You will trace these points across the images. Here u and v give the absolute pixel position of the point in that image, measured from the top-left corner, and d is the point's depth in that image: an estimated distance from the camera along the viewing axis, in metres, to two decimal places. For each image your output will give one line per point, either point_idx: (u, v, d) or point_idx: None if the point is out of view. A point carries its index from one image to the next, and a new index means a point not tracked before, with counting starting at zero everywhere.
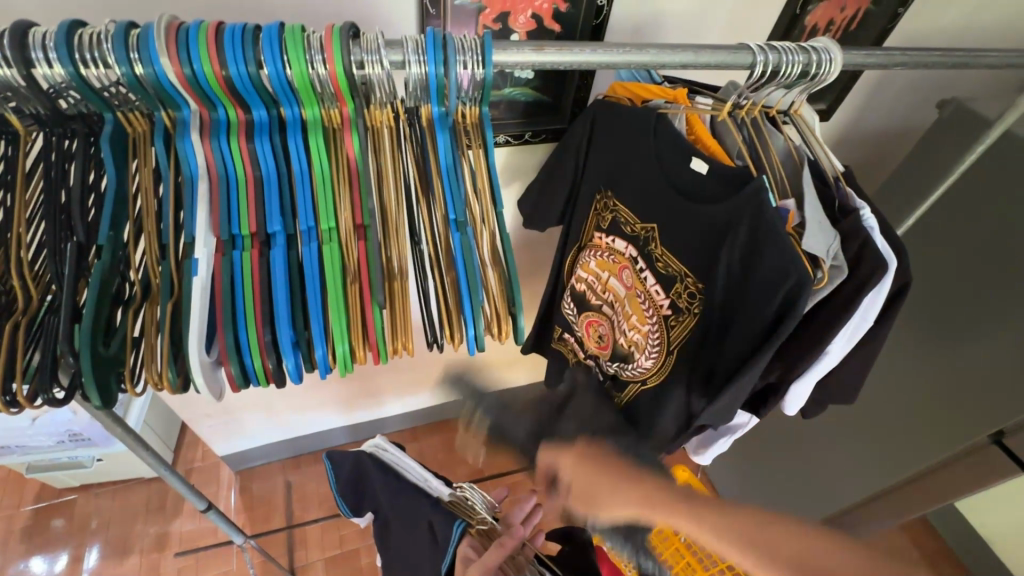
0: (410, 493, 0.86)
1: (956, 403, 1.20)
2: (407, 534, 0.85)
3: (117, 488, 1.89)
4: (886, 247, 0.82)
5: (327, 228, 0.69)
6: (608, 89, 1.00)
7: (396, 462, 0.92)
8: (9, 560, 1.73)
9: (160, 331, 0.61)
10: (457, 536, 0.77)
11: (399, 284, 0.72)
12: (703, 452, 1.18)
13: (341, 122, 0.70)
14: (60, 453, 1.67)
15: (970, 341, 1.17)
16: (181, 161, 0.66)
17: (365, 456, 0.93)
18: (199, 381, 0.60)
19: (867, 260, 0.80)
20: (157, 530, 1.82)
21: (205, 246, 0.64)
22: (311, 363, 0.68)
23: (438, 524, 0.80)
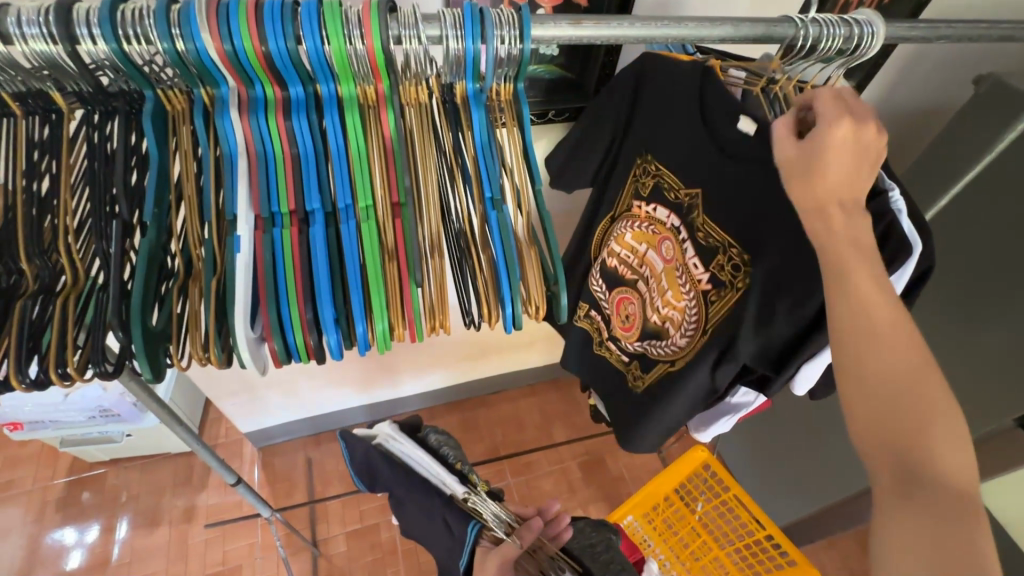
0: (419, 491, 0.84)
1: (974, 388, 1.18)
2: (420, 523, 0.87)
3: (146, 462, 1.95)
4: (913, 232, 0.79)
5: (365, 206, 0.69)
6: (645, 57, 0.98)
7: (406, 454, 0.88)
8: (45, 530, 1.80)
9: (206, 306, 0.62)
10: (471, 540, 0.79)
11: (436, 261, 0.72)
12: (705, 429, 1.19)
13: (377, 99, 0.70)
14: (91, 428, 1.72)
15: (990, 325, 1.14)
16: (220, 138, 0.66)
17: (373, 451, 0.88)
18: (246, 358, 0.61)
19: (892, 245, 0.78)
20: (185, 503, 1.88)
21: (247, 224, 0.64)
22: (351, 341, 0.68)
23: (452, 522, 0.81)
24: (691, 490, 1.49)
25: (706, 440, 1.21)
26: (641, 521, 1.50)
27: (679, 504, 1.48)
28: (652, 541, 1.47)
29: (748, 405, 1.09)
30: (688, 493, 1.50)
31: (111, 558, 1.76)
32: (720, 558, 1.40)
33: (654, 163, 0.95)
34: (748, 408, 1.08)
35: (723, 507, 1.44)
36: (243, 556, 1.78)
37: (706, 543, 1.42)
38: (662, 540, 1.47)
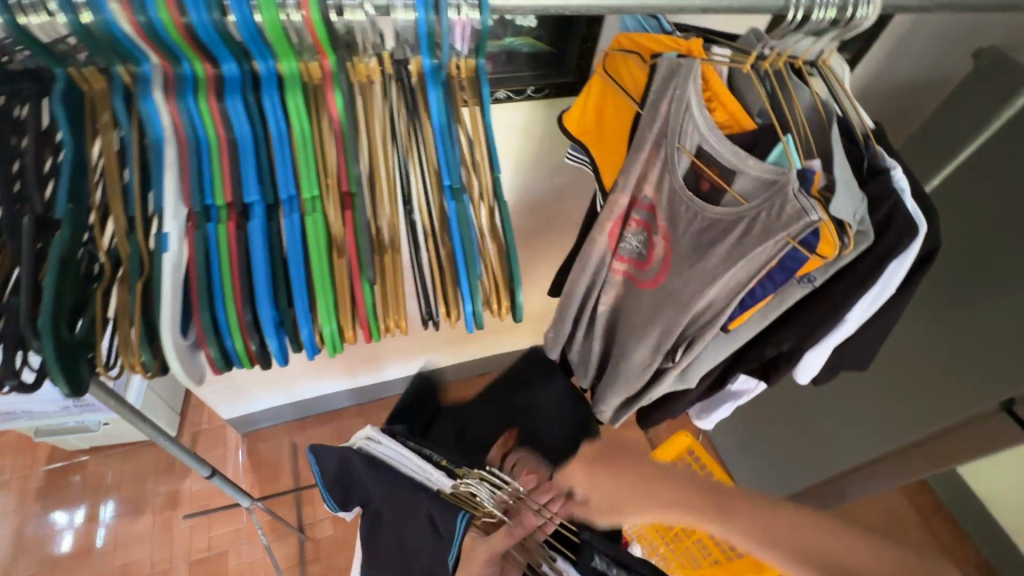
0: (402, 491, 0.76)
1: (970, 372, 1.11)
2: (399, 531, 0.74)
3: (129, 450, 1.89)
4: (916, 209, 0.74)
5: (310, 197, 0.63)
6: (598, 69, 0.91)
7: (390, 455, 0.83)
8: (26, 519, 1.75)
9: (132, 313, 0.56)
10: (460, 533, 0.67)
11: (390, 257, 0.67)
12: (707, 415, 1.15)
13: (323, 76, 0.63)
14: (67, 417, 1.65)
15: (985, 305, 1.08)
16: (144, 122, 0.59)
17: (350, 455, 0.82)
18: (175, 365, 0.56)
19: (896, 224, 0.73)
20: (169, 489, 1.83)
21: (175, 219, 0.58)
22: (297, 344, 0.63)
23: (437, 518, 0.69)
24: None
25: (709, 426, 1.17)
26: None
27: None
28: None
29: (749, 391, 1.06)
30: None
31: (95, 545, 1.72)
32: (703, 541, 1.29)
33: (630, 239, 0.92)
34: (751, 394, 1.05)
35: None
36: (229, 542, 1.74)
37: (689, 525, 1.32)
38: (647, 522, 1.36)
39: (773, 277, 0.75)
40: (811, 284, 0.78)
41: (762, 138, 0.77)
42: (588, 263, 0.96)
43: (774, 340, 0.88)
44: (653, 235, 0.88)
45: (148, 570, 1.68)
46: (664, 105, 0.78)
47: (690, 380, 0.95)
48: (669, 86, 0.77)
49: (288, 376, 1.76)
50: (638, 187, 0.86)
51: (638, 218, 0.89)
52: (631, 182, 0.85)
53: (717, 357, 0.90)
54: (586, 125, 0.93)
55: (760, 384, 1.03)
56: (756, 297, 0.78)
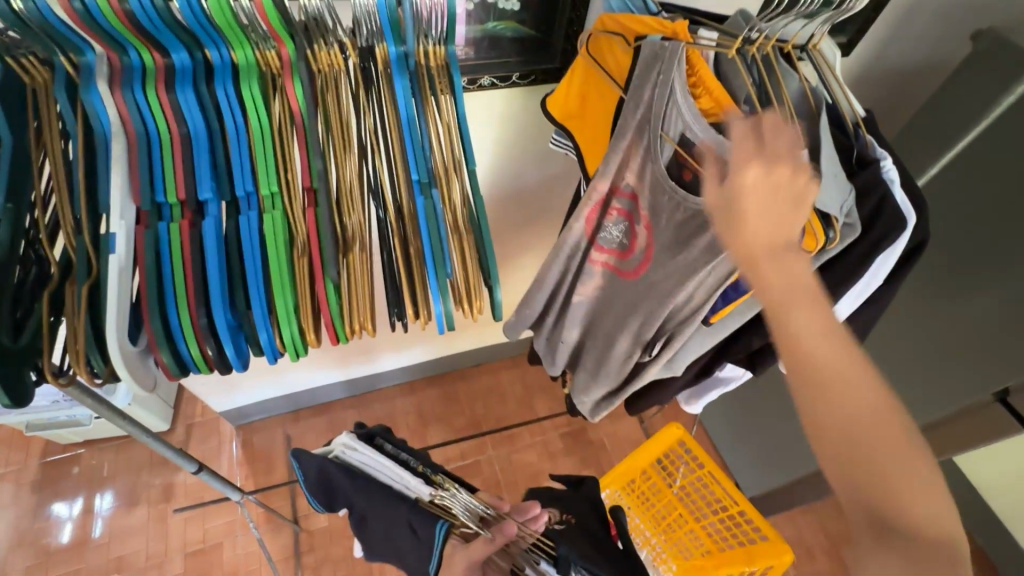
0: (381, 500, 0.70)
1: (954, 362, 1.04)
2: (383, 534, 0.70)
3: (122, 441, 1.60)
4: (906, 201, 0.70)
5: (269, 194, 0.61)
6: (586, 50, 0.85)
7: (368, 464, 0.75)
8: (23, 513, 1.49)
9: (78, 319, 0.53)
10: (440, 541, 0.64)
11: (357, 256, 0.63)
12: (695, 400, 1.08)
13: (281, 65, 0.60)
14: (58, 413, 1.43)
15: (963, 296, 1.02)
16: (90, 115, 0.56)
17: (331, 464, 0.72)
18: (122, 374, 0.53)
19: (885, 217, 0.69)
20: (164, 481, 1.55)
21: (123, 218, 0.55)
22: (258, 348, 0.61)
23: (418, 525, 0.66)
24: (668, 464, 1.33)
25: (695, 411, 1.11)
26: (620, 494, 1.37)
27: (656, 478, 1.33)
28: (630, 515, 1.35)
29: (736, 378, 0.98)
30: (666, 466, 1.34)
31: (92, 536, 1.46)
32: (696, 531, 1.26)
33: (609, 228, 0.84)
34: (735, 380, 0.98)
35: (698, 482, 1.30)
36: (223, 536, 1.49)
37: (683, 515, 1.29)
38: (641, 515, 1.33)
39: None
40: None
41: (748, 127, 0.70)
42: (560, 255, 0.88)
43: (760, 332, 0.82)
44: (635, 225, 0.81)
45: (143, 564, 1.43)
46: (648, 90, 0.71)
47: (678, 367, 0.90)
48: (653, 70, 0.70)
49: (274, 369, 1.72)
50: (620, 173, 0.78)
51: (619, 206, 0.82)
52: (612, 169, 0.78)
53: (701, 348, 0.85)
54: (570, 108, 0.88)
55: (748, 372, 0.94)
56: (741, 290, 0.74)
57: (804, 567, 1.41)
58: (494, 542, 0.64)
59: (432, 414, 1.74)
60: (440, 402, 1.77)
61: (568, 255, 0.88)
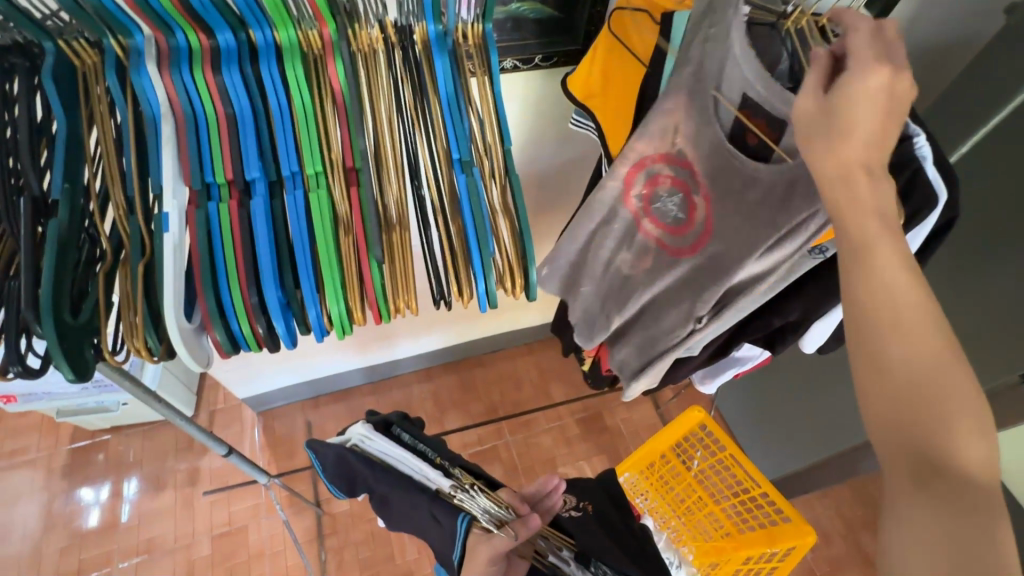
0: (401, 488, 0.68)
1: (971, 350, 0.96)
2: (408, 516, 0.70)
3: (149, 427, 1.63)
4: (939, 177, 0.63)
5: (314, 173, 0.61)
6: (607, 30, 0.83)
7: (387, 454, 0.72)
8: (53, 496, 1.52)
9: (135, 297, 0.55)
10: (463, 531, 0.64)
11: (399, 234, 0.64)
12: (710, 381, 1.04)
13: (323, 46, 0.61)
14: (87, 398, 1.44)
15: (986, 279, 0.94)
16: (140, 98, 0.57)
17: (350, 453, 0.71)
18: (181, 350, 0.54)
19: (918, 195, 0.62)
20: (190, 465, 1.58)
21: (175, 199, 0.57)
22: (305, 326, 0.62)
23: (439, 513, 0.65)
24: (686, 448, 1.33)
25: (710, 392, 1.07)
26: (638, 477, 1.36)
27: (675, 462, 1.33)
28: (648, 496, 1.35)
29: (753, 359, 0.93)
30: (684, 450, 1.34)
31: (120, 520, 1.49)
32: (716, 513, 1.26)
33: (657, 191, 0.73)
34: (751, 361, 0.94)
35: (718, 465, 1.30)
36: (248, 517, 1.50)
37: (702, 499, 1.29)
38: (658, 497, 1.34)
39: None
40: (823, 255, 0.62)
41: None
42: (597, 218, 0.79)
43: (780, 312, 0.74)
44: (692, 195, 0.71)
45: (171, 545, 1.46)
46: (695, 48, 0.65)
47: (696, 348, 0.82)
48: (706, 23, 0.63)
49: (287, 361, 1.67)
50: (668, 138, 0.70)
51: (670, 174, 0.72)
52: (656, 130, 0.70)
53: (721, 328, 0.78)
54: (591, 88, 0.85)
55: (766, 352, 0.90)
56: None
57: (821, 550, 1.41)
58: (516, 538, 0.64)
59: (448, 400, 1.76)
60: (455, 388, 1.78)
61: (608, 221, 0.79)
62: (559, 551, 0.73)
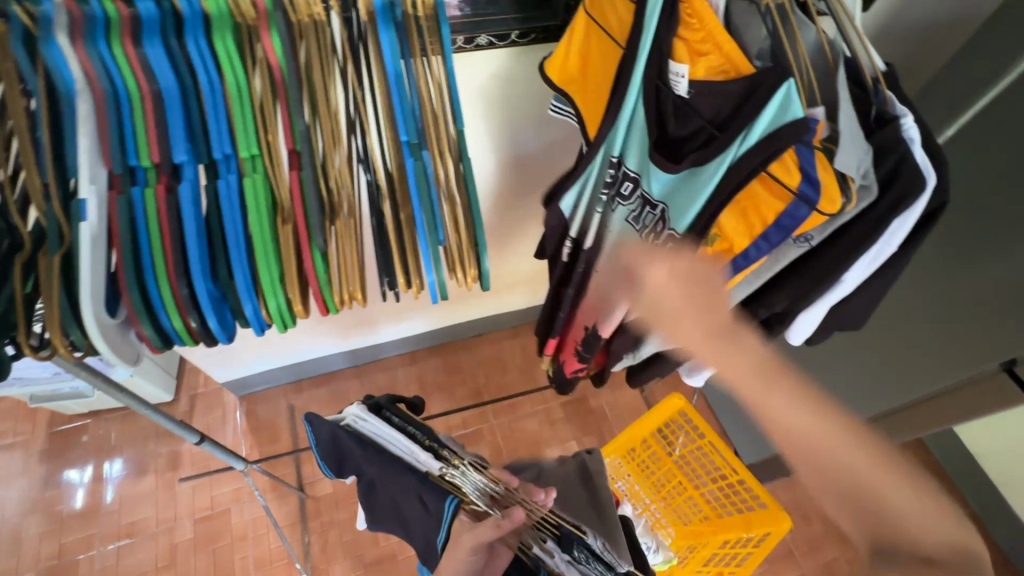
0: (391, 469, 0.64)
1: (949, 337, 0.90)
2: (392, 503, 0.66)
3: (127, 412, 1.56)
4: (926, 160, 0.60)
5: (249, 156, 0.58)
6: (582, 9, 0.76)
7: (379, 433, 0.68)
8: (33, 482, 1.46)
9: (51, 287, 0.50)
10: (451, 514, 0.61)
11: (344, 222, 0.61)
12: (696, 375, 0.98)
13: (256, 16, 0.55)
14: (62, 384, 1.37)
15: (971, 266, 0.85)
16: (52, 71, 0.52)
17: (343, 432, 0.66)
18: (101, 347, 0.51)
19: (901, 181, 0.59)
20: (171, 449, 1.52)
21: (93, 183, 0.52)
22: (243, 319, 0.59)
23: (429, 498, 0.62)
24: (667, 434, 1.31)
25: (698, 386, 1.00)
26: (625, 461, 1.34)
27: (656, 447, 1.31)
28: (632, 479, 1.32)
29: None
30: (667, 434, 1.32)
31: (103, 503, 1.43)
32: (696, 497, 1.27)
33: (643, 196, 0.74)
34: None
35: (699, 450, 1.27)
36: (230, 500, 1.44)
37: (682, 483, 1.28)
38: (640, 482, 1.32)
39: (767, 237, 0.63)
40: (807, 245, 0.66)
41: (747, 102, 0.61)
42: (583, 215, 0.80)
43: (765, 302, 0.74)
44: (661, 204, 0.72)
45: (154, 529, 1.40)
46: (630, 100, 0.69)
47: None
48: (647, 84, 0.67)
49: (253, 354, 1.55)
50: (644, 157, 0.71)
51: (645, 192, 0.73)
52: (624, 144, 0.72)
53: None
54: (570, 74, 0.79)
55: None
56: (749, 259, 0.66)
57: (800, 531, 1.39)
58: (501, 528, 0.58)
59: (433, 383, 1.73)
60: (441, 370, 1.76)
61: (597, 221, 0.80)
62: (543, 542, 0.64)
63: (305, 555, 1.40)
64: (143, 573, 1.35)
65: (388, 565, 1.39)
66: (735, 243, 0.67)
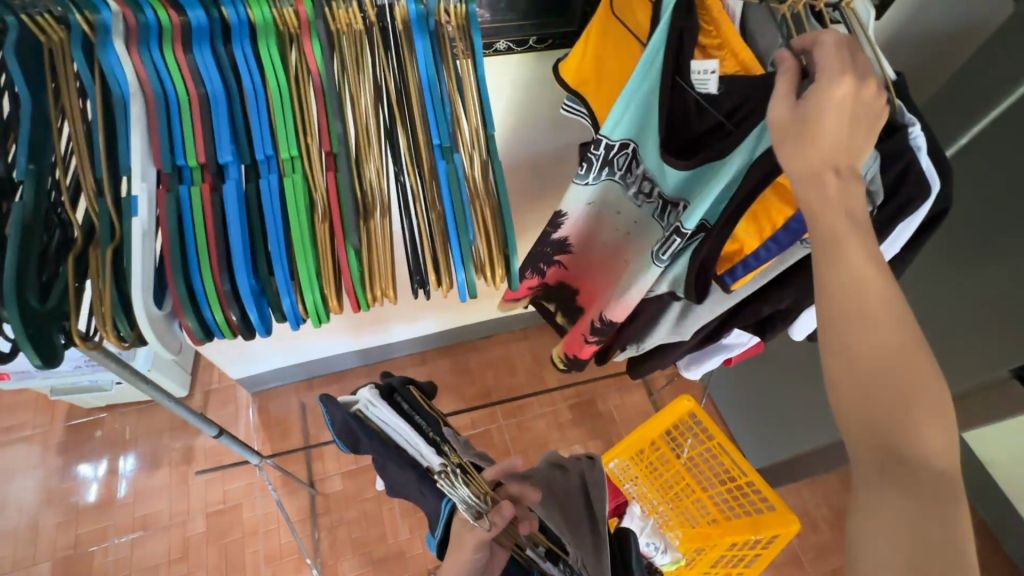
0: (397, 463, 0.67)
1: (961, 346, 0.91)
2: (403, 488, 0.70)
3: (143, 406, 1.59)
4: (932, 168, 0.61)
5: (289, 157, 0.60)
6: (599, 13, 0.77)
7: (387, 423, 0.70)
8: (51, 473, 1.50)
9: (103, 279, 0.53)
10: (446, 515, 0.64)
11: (377, 221, 0.63)
12: (695, 366, 1.01)
13: (299, 24, 0.59)
14: (81, 376, 1.40)
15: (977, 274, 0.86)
16: (107, 75, 0.55)
17: (354, 421, 0.67)
18: (149, 336, 0.54)
19: (908, 186, 0.60)
20: (184, 444, 1.55)
21: (144, 182, 0.55)
22: (280, 313, 0.62)
23: (428, 490, 0.66)
24: (676, 436, 1.32)
25: (696, 377, 1.04)
26: (632, 463, 1.34)
27: (664, 449, 1.32)
28: (640, 482, 1.33)
29: (740, 347, 0.91)
30: (674, 437, 1.32)
31: (117, 496, 1.46)
32: (703, 500, 1.28)
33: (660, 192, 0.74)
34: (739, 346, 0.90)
35: (707, 454, 1.28)
36: (242, 495, 1.47)
37: (690, 485, 1.30)
38: (648, 483, 1.33)
39: (778, 238, 0.63)
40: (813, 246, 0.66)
41: (755, 94, 0.61)
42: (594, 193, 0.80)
43: (769, 300, 0.74)
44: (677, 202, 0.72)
45: (166, 522, 1.43)
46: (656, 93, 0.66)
47: (685, 331, 0.85)
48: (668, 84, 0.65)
49: (264, 349, 1.57)
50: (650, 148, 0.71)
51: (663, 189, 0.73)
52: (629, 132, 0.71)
53: (711, 314, 0.79)
54: (584, 74, 0.81)
55: (755, 339, 0.87)
56: (761, 260, 0.66)
57: (806, 538, 1.40)
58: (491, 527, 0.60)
59: (442, 383, 1.76)
60: (449, 371, 1.78)
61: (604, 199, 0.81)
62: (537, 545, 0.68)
63: (314, 550, 1.42)
64: (157, 564, 1.39)
65: (395, 563, 1.42)
66: (745, 243, 0.67)
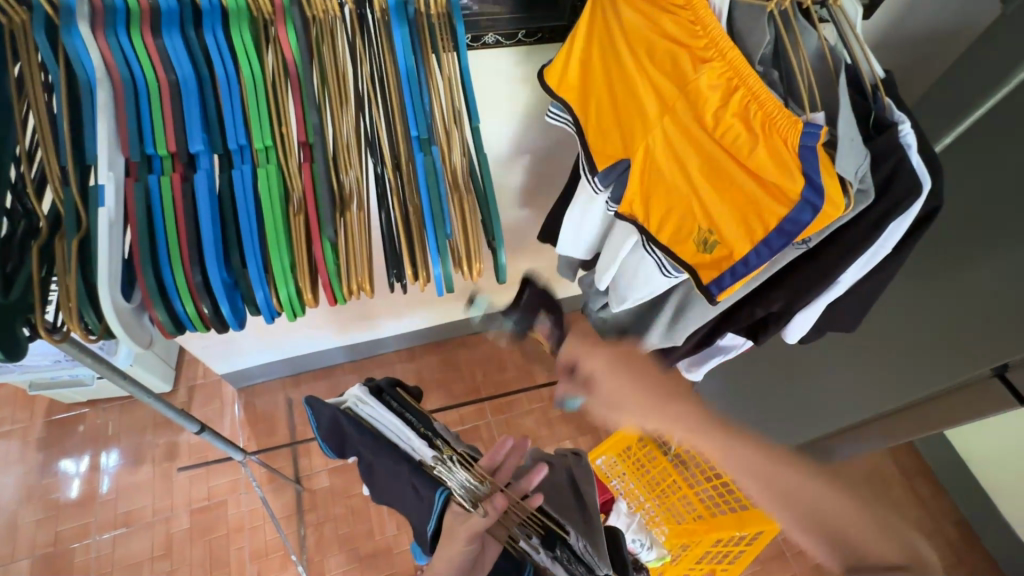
0: (387, 456, 0.64)
1: None
2: (392, 488, 0.67)
3: (125, 402, 1.56)
4: (922, 166, 0.62)
5: (263, 148, 0.59)
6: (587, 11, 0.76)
7: (379, 420, 0.68)
8: (30, 469, 1.46)
9: (68, 271, 0.52)
10: (440, 505, 0.60)
11: (353, 214, 0.62)
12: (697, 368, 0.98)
13: (273, 11, 0.57)
14: (60, 371, 1.37)
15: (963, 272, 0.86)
16: (72, 59, 0.53)
17: (343, 416, 0.67)
18: (118, 330, 0.52)
19: (899, 184, 0.60)
20: (168, 440, 1.52)
21: (110, 170, 0.54)
22: (254, 307, 0.61)
23: (421, 485, 0.61)
24: None
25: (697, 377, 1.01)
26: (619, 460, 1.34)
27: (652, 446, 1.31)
28: (628, 478, 1.33)
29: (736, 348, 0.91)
30: None
31: (99, 492, 1.44)
32: (689, 496, 1.26)
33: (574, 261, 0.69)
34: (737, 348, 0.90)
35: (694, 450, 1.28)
36: (227, 491, 1.45)
37: (677, 482, 1.27)
38: (635, 480, 1.33)
39: (769, 242, 0.62)
40: (806, 246, 0.66)
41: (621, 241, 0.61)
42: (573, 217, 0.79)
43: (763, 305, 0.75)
44: None
45: (150, 518, 1.41)
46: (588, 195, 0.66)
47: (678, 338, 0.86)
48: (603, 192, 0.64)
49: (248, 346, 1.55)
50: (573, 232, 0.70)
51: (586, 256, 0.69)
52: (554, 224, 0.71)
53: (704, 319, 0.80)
54: (570, 81, 0.80)
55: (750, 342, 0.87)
56: (749, 266, 0.64)
57: None
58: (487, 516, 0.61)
59: (431, 379, 1.74)
60: (438, 367, 1.77)
61: None
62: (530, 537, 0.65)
63: (301, 547, 1.41)
64: (140, 562, 1.37)
65: (383, 560, 1.41)
66: (735, 249, 0.65)
